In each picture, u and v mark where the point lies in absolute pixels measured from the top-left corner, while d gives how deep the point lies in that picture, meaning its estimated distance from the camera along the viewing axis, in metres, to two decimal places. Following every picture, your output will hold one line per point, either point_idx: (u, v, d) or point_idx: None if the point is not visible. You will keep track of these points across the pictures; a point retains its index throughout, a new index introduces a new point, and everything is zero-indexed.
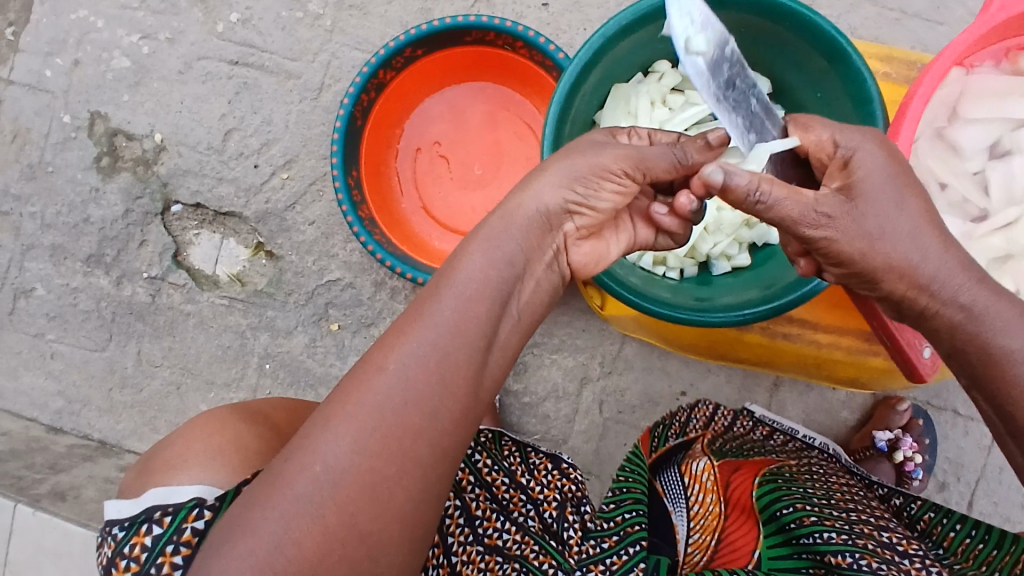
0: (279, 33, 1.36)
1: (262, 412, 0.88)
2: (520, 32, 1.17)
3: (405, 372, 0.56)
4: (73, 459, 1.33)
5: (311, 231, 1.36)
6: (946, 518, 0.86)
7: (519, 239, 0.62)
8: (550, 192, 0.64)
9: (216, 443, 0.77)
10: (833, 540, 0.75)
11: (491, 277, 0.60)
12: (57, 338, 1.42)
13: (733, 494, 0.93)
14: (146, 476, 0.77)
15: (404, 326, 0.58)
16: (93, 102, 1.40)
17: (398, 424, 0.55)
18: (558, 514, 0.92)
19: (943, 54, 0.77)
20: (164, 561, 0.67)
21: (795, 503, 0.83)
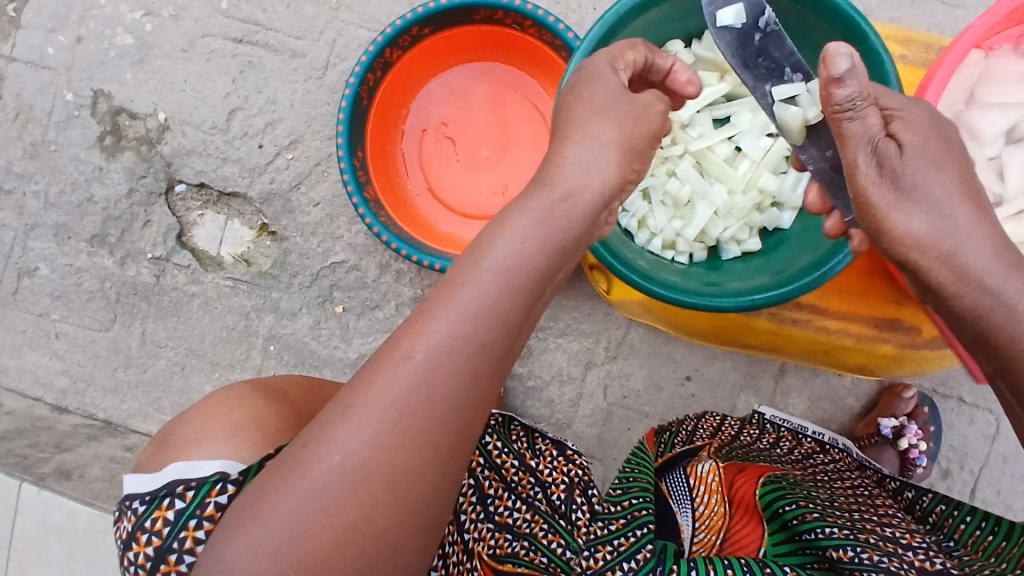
0: (284, 10, 1.34)
1: (280, 390, 0.88)
2: (529, 11, 1.15)
3: (425, 365, 0.54)
4: (78, 438, 1.32)
5: (316, 213, 1.35)
6: (958, 509, 0.87)
7: (558, 220, 0.59)
8: (596, 164, 0.63)
9: (235, 420, 0.77)
10: (835, 534, 0.77)
11: (522, 262, 0.57)
12: (61, 318, 1.41)
13: (736, 493, 0.97)
14: (165, 452, 0.77)
15: (426, 310, 0.55)
16: (96, 80, 1.39)
17: (423, 416, 0.53)
18: (566, 496, 0.92)
19: (962, 37, 0.75)
20: (187, 536, 0.66)
21: (797, 501, 0.86)
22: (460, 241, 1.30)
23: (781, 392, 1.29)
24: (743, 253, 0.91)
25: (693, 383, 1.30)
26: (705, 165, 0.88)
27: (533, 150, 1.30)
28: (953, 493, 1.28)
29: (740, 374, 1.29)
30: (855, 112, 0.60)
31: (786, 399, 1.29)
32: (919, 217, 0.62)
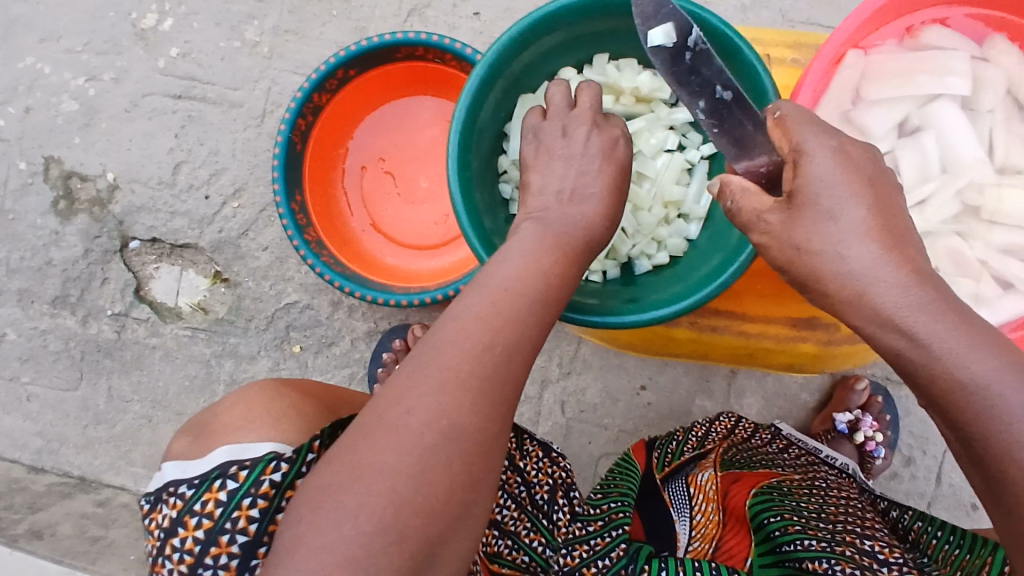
0: (219, 63, 1.38)
1: (310, 388, 0.88)
2: (447, 45, 1.19)
3: (484, 345, 0.60)
4: (51, 497, 1.35)
5: (266, 256, 1.38)
6: (933, 527, 0.89)
7: (571, 230, 0.70)
8: (588, 191, 0.73)
9: (278, 407, 0.77)
10: (813, 547, 0.80)
11: (550, 263, 0.67)
12: (31, 380, 1.45)
13: (730, 502, 1.00)
14: (202, 439, 0.76)
15: (495, 295, 0.64)
16: (46, 147, 1.44)
17: (503, 382, 0.60)
18: (549, 497, 0.94)
19: (831, 41, 0.77)
20: (240, 515, 0.66)
21: (782, 512, 0.89)
22: (405, 273, 1.33)
23: (735, 394, 1.29)
24: (654, 267, 0.92)
25: (648, 392, 1.31)
26: None
27: None
28: (919, 480, 1.27)
29: (693, 379, 1.30)
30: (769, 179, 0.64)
31: (742, 401, 1.29)
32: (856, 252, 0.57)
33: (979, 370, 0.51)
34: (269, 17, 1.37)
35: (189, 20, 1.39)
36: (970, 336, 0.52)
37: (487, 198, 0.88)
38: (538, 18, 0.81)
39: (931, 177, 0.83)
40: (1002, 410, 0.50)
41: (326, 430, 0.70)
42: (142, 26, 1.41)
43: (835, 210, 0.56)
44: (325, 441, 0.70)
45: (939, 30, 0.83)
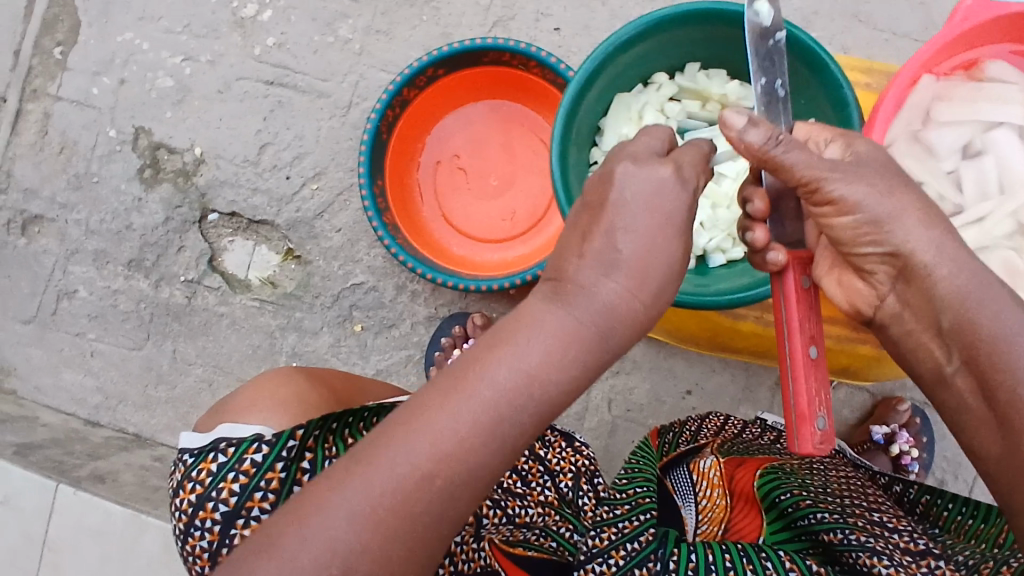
0: (312, 55, 1.48)
1: (327, 377, 0.93)
2: (532, 52, 1.28)
3: (433, 478, 0.59)
4: (110, 449, 1.40)
5: (338, 238, 1.45)
6: (941, 499, 0.97)
7: (603, 325, 0.61)
8: (642, 265, 0.62)
9: (280, 393, 0.84)
10: (826, 519, 0.89)
11: (550, 382, 0.61)
12: (97, 337, 1.50)
13: (738, 486, 1.05)
14: (217, 415, 0.84)
15: (464, 372, 0.61)
16: (137, 118, 1.52)
17: (443, 467, 0.59)
18: (573, 484, 1.03)
19: (907, 66, 0.85)
20: (224, 486, 0.72)
21: (792, 490, 0.97)
22: (472, 262, 1.41)
23: (778, 404, 1.36)
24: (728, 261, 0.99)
25: (693, 396, 1.38)
26: None
27: (538, 180, 1.41)
28: None
29: (738, 388, 1.37)
30: (783, 146, 0.65)
31: (783, 411, 1.36)
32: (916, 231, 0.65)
33: (1015, 324, 0.62)
34: (361, 17, 1.47)
35: (286, 13, 1.49)
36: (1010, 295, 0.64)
37: (581, 184, 0.96)
38: (645, 23, 0.89)
39: (990, 196, 0.91)
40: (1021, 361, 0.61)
41: (312, 423, 0.74)
42: (241, 14, 1.50)
43: (898, 176, 0.67)
44: (308, 431, 0.74)
45: (1003, 61, 0.90)
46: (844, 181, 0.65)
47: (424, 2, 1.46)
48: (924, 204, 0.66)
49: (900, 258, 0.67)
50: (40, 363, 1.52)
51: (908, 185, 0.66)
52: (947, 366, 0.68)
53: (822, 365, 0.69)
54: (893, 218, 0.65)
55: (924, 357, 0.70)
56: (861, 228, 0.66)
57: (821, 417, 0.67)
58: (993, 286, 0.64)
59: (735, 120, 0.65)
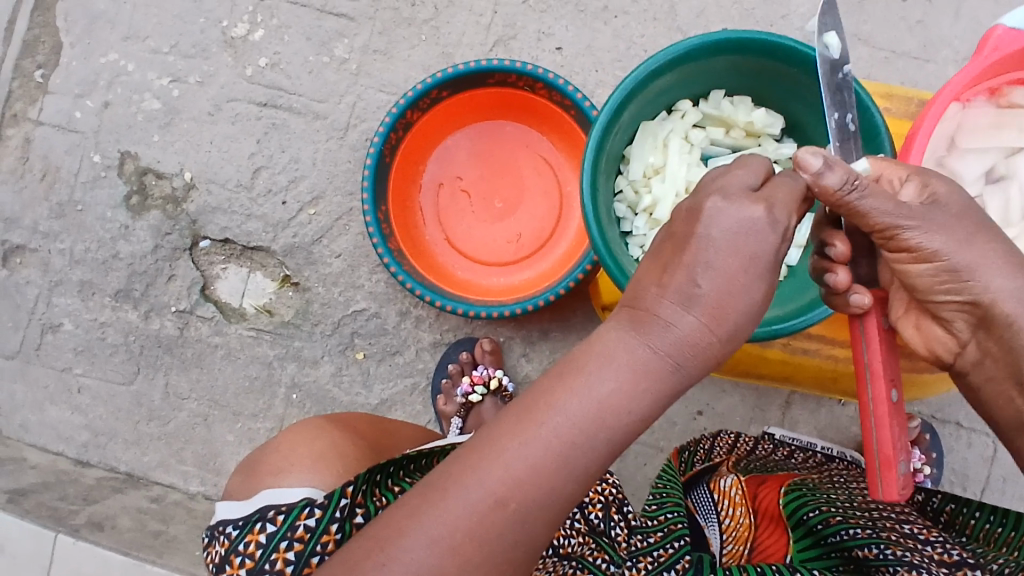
0: (307, 76, 1.43)
1: (354, 425, 0.90)
2: (539, 74, 1.26)
3: (506, 503, 0.59)
4: (103, 491, 1.28)
5: (338, 263, 1.41)
6: (968, 507, 0.88)
7: (687, 350, 0.60)
8: (724, 293, 0.60)
9: (318, 449, 0.80)
10: (860, 535, 0.82)
11: (625, 408, 0.60)
12: (84, 372, 1.43)
13: (761, 504, 1.03)
14: (252, 479, 0.80)
15: (524, 415, 0.61)
16: (123, 142, 1.45)
17: (498, 507, 0.59)
18: (604, 514, 0.98)
19: (941, 94, 0.84)
20: (278, 557, 0.68)
21: (820, 507, 0.92)
22: (477, 287, 1.37)
23: (789, 423, 1.35)
24: None
25: (704, 418, 1.36)
26: None
27: (542, 203, 1.39)
28: None
29: (749, 408, 1.36)
30: (859, 192, 0.64)
31: (795, 430, 1.35)
32: (999, 278, 0.65)
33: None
34: (359, 36, 1.43)
35: (279, 32, 1.44)
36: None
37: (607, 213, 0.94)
38: (676, 52, 0.87)
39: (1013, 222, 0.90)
40: None
41: (359, 477, 0.70)
42: (231, 34, 1.45)
43: (978, 222, 0.67)
44: (359, 485, 0.70)
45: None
46: (925, 230, 0.65)
47: (423, 21, 1.43)
48: (1005, 252, 0.66)
49: (979, 307, 0.67)
50: (24, 399, 1.44)
51: (988, 231, 0.66)
52: (1023, 413, 0.68)
53: (900, 409, 0.68)
54: (972, 267, 0.65)
55: (998, 399, 0.70)
56: (941, 276, 0.66)
57: (902, 462, 0.67)
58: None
59: (813, 161, 0.63)
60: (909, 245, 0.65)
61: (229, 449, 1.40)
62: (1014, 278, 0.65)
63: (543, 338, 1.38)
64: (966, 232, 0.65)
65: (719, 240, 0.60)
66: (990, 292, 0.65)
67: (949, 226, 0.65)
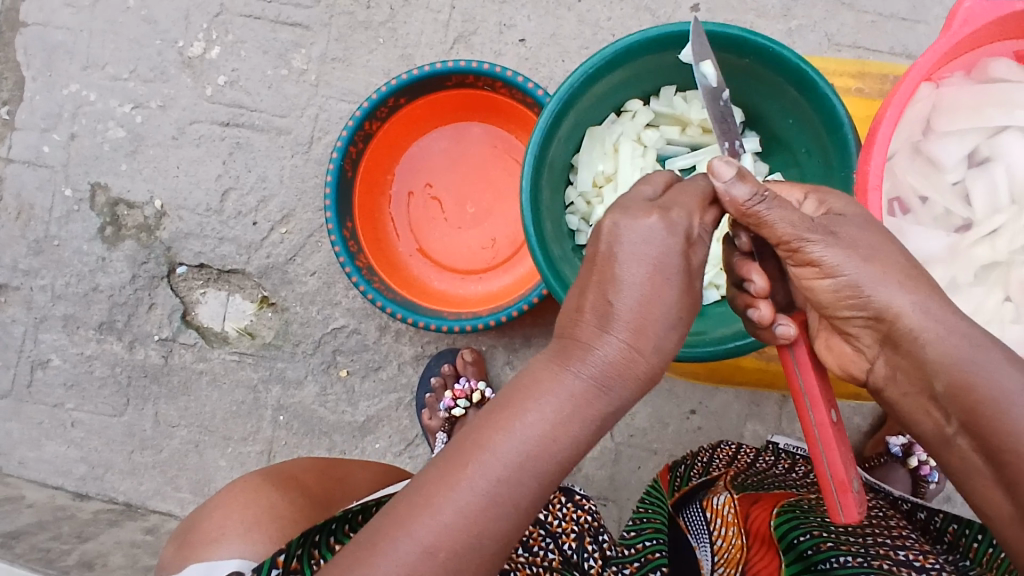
0: (266, 91, 1.39)
1: (301, 479, 0.93)
2: (498, 73, 1.20)
3: (435, 552, 0.54)
4: (98, 525, 1.35)
5: (313, 281, 1.38)
6: (969, 529, 0.86)
7: (619, 373, 0.56)
8: (651, 309, 0.56)
9: (252, 514, 0.83)
10: (850, 563, 0.76)
11: (559, 441, 0.55)
12: (76, 406, 1.45)
13: (752, 525, 0.92)
14: (186, 548, 0.83)
15: (455, 458, 0.56)
16: (92, 173, 1.44)
17: (431, 560, 0.54)
18: (577, 544, 0.96)
19: (909, 76, 0.76)
20: None
21: (811, 530, 0.83)
22: (454, 298, 1.34)
23: (786, 417, 1.30)
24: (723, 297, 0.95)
25: (698, 417, 1.31)
26: None
27: (516, 204, 1.34)
28: (970, 504, 1.27)
29: (744, 404, 1.30)
30: (766, 206, 0.61)
31: (793, 424, 1.30)
32: (901, 292, 0.59)
33: (1009, 384, 0.55)
34: (316, 45, 1.38)
35: (236, 48, 1.40)
36: (1007, 356, 0.56)
37: (555, 227, 0.89)
38: (613, 53, 0.82)
39: (1001, 207, 0.84)
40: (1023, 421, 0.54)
41: (292, 543, 0.74)
42: (189, 53, 1.42)
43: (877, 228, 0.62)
44: (290, 553, 0.73)
45: (1004, 61, 0.85)
46: (823, 242, 0.60)
47: (380, 24, 1.37)
48: (905, 260, 0.61)
49: (884, 322, 0.61)
50: (20, 436, 1.47)
51: (890, 241, 0.61)
52: (946, 429, 0.60)
53: (842, 429, 0.66)
54: (873, 282, 0.59)
55: (920, 416, 0.63)
56: (843, 292, 0.61)
57: (856, 480, 0.64)
58: (984, 345, 0.57)
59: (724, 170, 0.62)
60: (807, 258, 0.61)
61: (222, 474, 1.40)
62: (923, 291, 0.59)
63: (526, 344, 1.34)
64: (866, 246, 0.60)
65: (645, 250, 0.57)
66: (892, 301, 0.59)
67: (855, 238, 0.61)
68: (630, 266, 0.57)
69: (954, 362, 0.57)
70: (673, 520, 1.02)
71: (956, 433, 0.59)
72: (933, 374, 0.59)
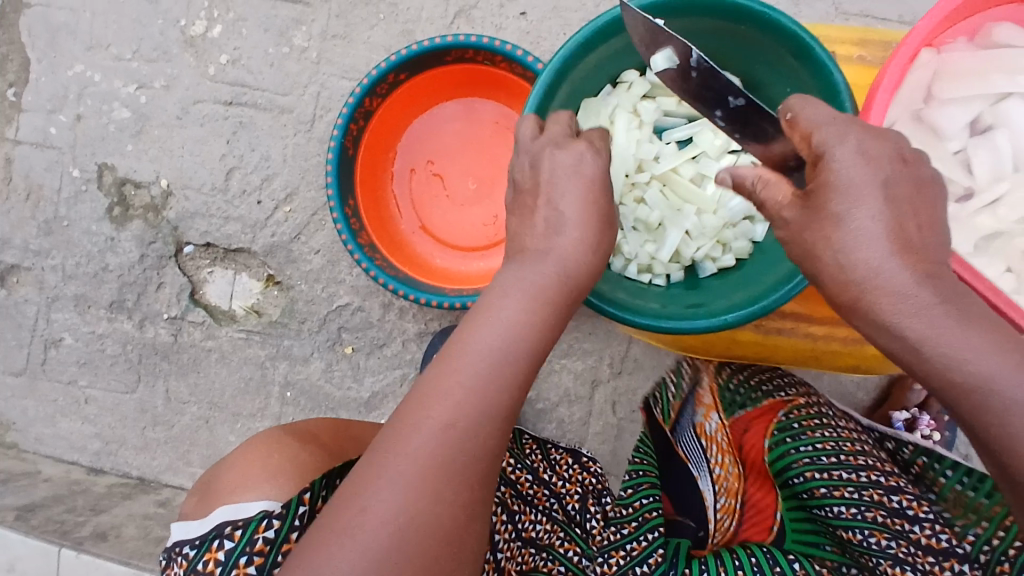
0: (269, 69, 1.39)
1: (317, 433, 0.96)
2: (497, 47, 1.19)
3: (446, 414, 0.64)
4: (113, 499, 1.38)
5: (318, 259, 1.39)
6: (939, 464, 0.92)
7: (555, 283, 0.68)
8: (571, 232, 0.70)
9: (276, 462, 0.85)
10: (845, 515, 0.86)
11: (517, 341, 0.67)
12: (89, 383, 1.48)
13: (748, 453, 1.00)
14: (209, 498, 0.85)
15: (461, 346, 0.67)
16: (99, 154, 1.45)
17: (456, 424, 0.64)
18: (580, 505, 0.96)
19: (909, 40, 0.75)
20: (239, 572, 0.75)
21: (805, 471, 0.91)
22: (455, 274, 1.34)
23: None
24: (720, 269, 0.93)
25: None
26: (674, 188, 0.92)
27: None
28: None
29: None
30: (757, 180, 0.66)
31: None
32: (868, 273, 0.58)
33: (984, 366, 0.55)
34: (316, 22, 1.38)
35: (237, 26, 1.40)
36: (987, 336, 0.55)
37: None
38: (606, 21, 0.82)
39: (1003, 175, 0.83)
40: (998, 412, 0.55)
41: (318, 483, 0.79)
42: (191, 32, 1.42)
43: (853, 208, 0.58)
44: (315, 493, 0.78)
45: (1006, 26, 0.83)
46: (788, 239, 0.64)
47: None
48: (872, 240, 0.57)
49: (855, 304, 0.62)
50: (36, 413, 1.51)
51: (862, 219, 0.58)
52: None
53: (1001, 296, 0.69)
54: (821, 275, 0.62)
55: None
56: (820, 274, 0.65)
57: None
58: (951, 326, 0.55)
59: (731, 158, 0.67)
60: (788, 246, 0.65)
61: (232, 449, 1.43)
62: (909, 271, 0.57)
63: None
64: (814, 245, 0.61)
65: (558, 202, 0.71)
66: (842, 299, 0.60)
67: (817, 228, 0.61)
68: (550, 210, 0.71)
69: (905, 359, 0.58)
70: (660, 447, 1.01)
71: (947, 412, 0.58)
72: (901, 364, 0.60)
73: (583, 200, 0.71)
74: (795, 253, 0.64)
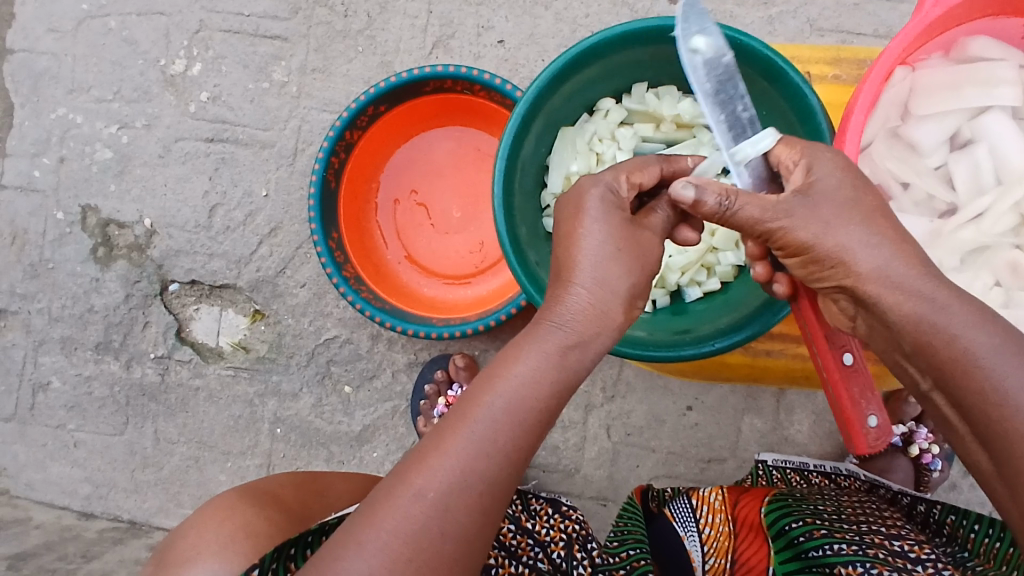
0: (248, 105, 1.39)
1: (275, 493, 0.93)
2: (476, 77, 1.19)
3: (500, 406, 0.60)
4: (104, 544, 1.35)
5: (304, 293, 1.39)
6: (966, 519, 0.82)
7: (610, 308, 0.64)
8: (625, 251, 0.65)
9: (228, 531, 0.83)
10: (844, 550, 0.72)
11: (512, 415, 0.60)
12: (78, 427, 1.46)
13: (740, 512, 0.92)
14: (164, 566, 0.84)
15: (521, 341, 0.63)
16: (82, 196, 1.45)
17: (507, 416, 0.60)
18: (566, 553, 0.89)
19: (881, 58, 0.74)
20: None
21: (803, 517, 0.81)
22: (443, 304, 1.33)
23: (785, 409, 1.28)
24: (705, 293, 0.93)
25: (694, 412, 1.30)
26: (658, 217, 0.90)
27: None
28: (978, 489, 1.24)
29: (740, 398, 1.29)
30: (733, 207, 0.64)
31: (792, 416, 1.28)
32: (868, 254, 0.61)
33: (979, 338, 0.57)
34: (295, 56, 1.38)
35: (216, 63, 1.41)
36: (971, 311, 0.58)
37: (531, 232, 0.89)
38: (578, 50, 0.81)
39: (985, 189, 0.82)
40: (999, 377, 0.55)
41: (266, 557, 0.71)
42: (171, 71, 1.43)
43: (852, 210, 0.62)
44: (264, 569, 0.70)
45: (983, 40, 0.81)
46: (789, 225, 0.63)
47: (358, 32, 1.37)
48: (867, 228, 0.62)
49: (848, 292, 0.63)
50: (26, 459, 1.49)
51: (862, 208, 0.63)
52: (920, 385, 0.62)
53: (860, 371, 0.69)
54: (834, 256, 0.61)
55: (902, 375, 0.65)
56: (811, 267, 0.64)
57: (869, 419, 0.68)
58: (947, 304, 0.58)
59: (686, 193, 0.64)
60: (780, 238, 0.64)
61: (222, 489, 1.41)
62: (904, 254, 0.61)
63: None
64: (829, 217, 0.62)
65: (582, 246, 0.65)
66: (852, 273, 0.61)
67: (817, 214, 0.62)
68: (574, 261, 0.66)
69: (918, 321, 0.59)
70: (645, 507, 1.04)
71: (931, 389, 0.61)
72: (901, 334, 0.60)
73: (610, 253, 0.65)
74: (803, 236, 0.63)
